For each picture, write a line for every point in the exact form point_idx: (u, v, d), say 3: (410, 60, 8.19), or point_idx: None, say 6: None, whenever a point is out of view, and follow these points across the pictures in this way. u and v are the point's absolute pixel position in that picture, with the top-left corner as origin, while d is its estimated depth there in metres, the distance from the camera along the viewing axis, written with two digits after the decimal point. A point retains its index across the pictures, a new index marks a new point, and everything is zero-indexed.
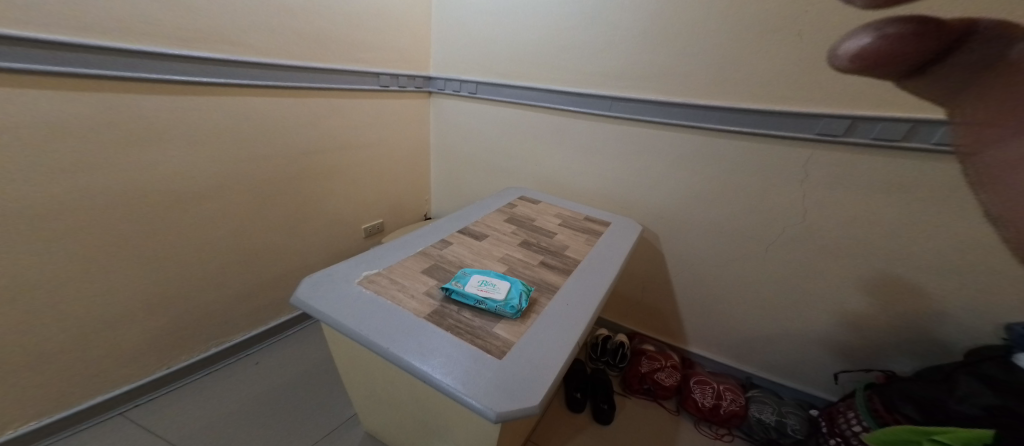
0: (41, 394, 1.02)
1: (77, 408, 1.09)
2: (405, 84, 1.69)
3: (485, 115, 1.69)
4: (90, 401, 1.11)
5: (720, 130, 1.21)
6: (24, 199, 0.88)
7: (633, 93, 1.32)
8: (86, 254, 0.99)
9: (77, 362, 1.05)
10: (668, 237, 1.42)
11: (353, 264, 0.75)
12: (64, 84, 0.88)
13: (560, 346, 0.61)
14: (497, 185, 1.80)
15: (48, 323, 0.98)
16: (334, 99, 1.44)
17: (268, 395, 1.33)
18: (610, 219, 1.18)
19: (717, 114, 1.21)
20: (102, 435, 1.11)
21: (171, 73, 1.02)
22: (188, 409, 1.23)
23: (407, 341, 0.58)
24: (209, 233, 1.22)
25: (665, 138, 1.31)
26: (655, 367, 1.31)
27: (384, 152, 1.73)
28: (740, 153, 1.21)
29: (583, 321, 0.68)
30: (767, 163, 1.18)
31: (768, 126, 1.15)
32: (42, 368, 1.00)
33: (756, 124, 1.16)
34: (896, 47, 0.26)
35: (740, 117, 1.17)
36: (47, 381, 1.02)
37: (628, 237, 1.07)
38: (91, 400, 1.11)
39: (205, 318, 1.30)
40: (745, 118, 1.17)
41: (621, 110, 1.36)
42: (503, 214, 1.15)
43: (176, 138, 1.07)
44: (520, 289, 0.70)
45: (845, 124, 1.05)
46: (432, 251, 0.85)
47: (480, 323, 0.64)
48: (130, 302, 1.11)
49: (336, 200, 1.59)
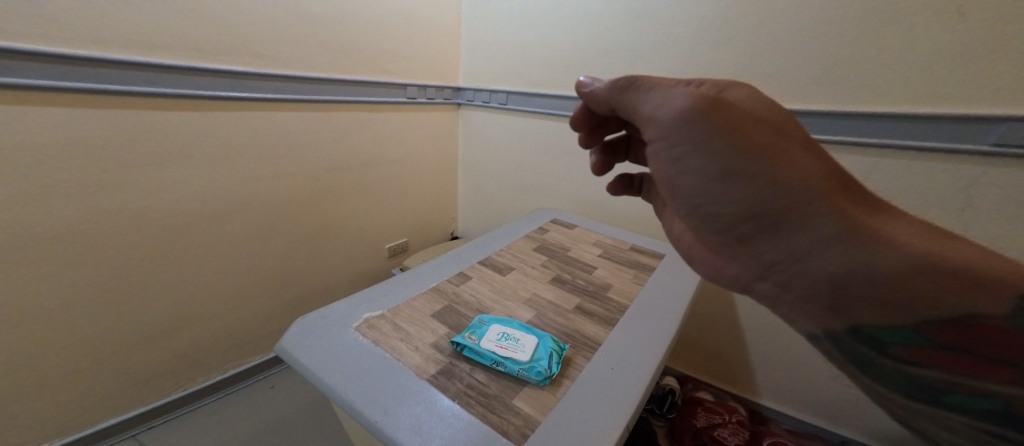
0: (58, 416, 0.99)
1: (92, 429, 1.06)
2: (433, 95, 1.62)
3: (515, 128, 1.58)
4: (105, 422, 1.08)
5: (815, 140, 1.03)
6: (50, 218, 0.87)
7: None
8: (109, 274, 0.98)
9: (95, 383, 1.03)
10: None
11: (355, 304, 0.72)
12: (80, 101, 0.85)
13: (591, 428, 0.51)
14: (527, 204, 1.67)
15: (70, 344, 0.96)
16: (359, 113, 1.38)
17: (282, 424, 1.25)
18: (661, 250, 1.02)
19: None
20: None
21: (196, 88, 0.99)
22: (201, 434, 1.17)
23: (405, 412, 0.51)
24: (230, 252, 1.18)
25: None
26: (714, 422, 1.09)
27: (410, 168, 1.66)
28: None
29: (632, 401, 0.56)
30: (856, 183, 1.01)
31: (844, 132, 1.00)
32: (61, 389, 0.98)
33: (830, 128, 1.02)
34: (622, 185, 0.66)
35: (822, 124, 1.02)
36: (66, 403, 1.00)
37: (687, 275, 0.90)
38: (107, 422, 1.08)
39: (224, 339, 1.26)
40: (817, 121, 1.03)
41: None
42: (533, 241, 1.02)
43: (198, 156, 1.04)
44: (548, 346, 0.62)
45: (953, 129, 0.89)
46: (446, 287, 0.79)
47: (496, 389, 0.56)
48: (152, 323, 1.09)
49: (361, 218, 1.54)
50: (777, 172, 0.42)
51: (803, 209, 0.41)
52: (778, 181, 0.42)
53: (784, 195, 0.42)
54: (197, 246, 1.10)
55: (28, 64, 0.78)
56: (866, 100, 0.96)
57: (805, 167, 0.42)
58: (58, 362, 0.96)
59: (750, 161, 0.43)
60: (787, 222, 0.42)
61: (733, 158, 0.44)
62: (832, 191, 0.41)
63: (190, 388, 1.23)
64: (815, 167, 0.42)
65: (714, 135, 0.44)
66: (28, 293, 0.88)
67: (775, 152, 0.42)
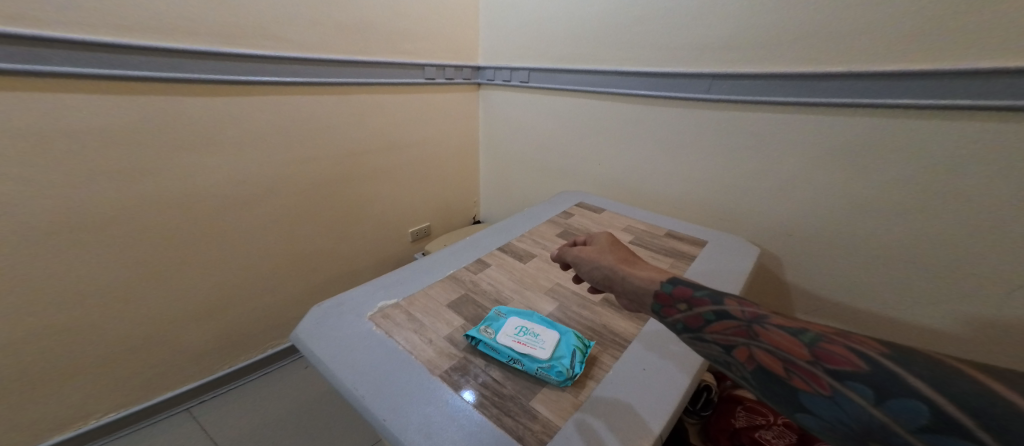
0: (114, 390, 1.05)
1: (149, 402, 1.12)
2: (452, 75, 1.56)
3: (539, 107, 1.51)
4: (160, 396, 1.14)
5: (893, 106, 0.84)
6: (95, 203, 0.89)
7: (739, 68, 1.02)
8: (150, 258, 1.00)
9: (145, 361, 1.08)
10: (790, 258, 1.09)
11: (370, 291, 0.70)
12: (112, 88, 0.86)
13: (614, 434, 0.47)
14: (553, 187, 1.60)
15: (119, 323, 1.00)
16: (378, 95, 1.34)
17: (314, 404, 1.26)
18: (701, 236, 0.94)
19: (852, 84, 0.88)
20: (168, 431, 1.13)
21: (218, 73, 0.98)
22: (239, 413, 1.21)
23: (414, 412, 0.49)
24: (260, 237, 1.19)
25: (793, 123, 0.98)
26: (755, 423, 0.91)
27: (431, 152, 1.62)
28: (880, 144, 0.88)
29: (670, 407, 0.51)
30: (968, 168, 0.80)
31: (926, 96, 0.81)
32: (114, 366, 1.03)
33: (911, 92, 0.83)
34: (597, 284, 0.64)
35: (938, 88, 0.80)
36: (120, 378, 1.05)
37: (743, 267, 0.80)
38: (161, 396, 1.14)
39: (259, 322, 1.29)
40: (894, 86, 0.84)
41: (721, 92, 1.06)
42: (557, 226, 0.97)
43: (225, 140, 1.04)
44: (571, 343, 0.58)
45: None
46: (464, 275, 0.76)
47: (513, 390, 0.53)
48: (193, 306, 1.12)
49: (384, 203, 1.52)
50: (595, 261, 0.64)
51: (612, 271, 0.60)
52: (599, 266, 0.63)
53: (602, 266, 0.62)
54: (228, 231, 1.12)
55: (63, 54, 0.79)
56: (965, 56, 0.77)
57: (606, 255, 0.63)
58: (110, 341, 1.00)
59: (585, 258, 0.66)
60: (611, 275, 0.60)
61: (581, 260, 0.66)
62: (623, 261, 0.61)
63: (227, 369, 1.26)
64: (612, 253, 0.64)
65: (575, 259, 0.67)
66: (79, 276, 0.92)
67: (591, 253, 0.65)
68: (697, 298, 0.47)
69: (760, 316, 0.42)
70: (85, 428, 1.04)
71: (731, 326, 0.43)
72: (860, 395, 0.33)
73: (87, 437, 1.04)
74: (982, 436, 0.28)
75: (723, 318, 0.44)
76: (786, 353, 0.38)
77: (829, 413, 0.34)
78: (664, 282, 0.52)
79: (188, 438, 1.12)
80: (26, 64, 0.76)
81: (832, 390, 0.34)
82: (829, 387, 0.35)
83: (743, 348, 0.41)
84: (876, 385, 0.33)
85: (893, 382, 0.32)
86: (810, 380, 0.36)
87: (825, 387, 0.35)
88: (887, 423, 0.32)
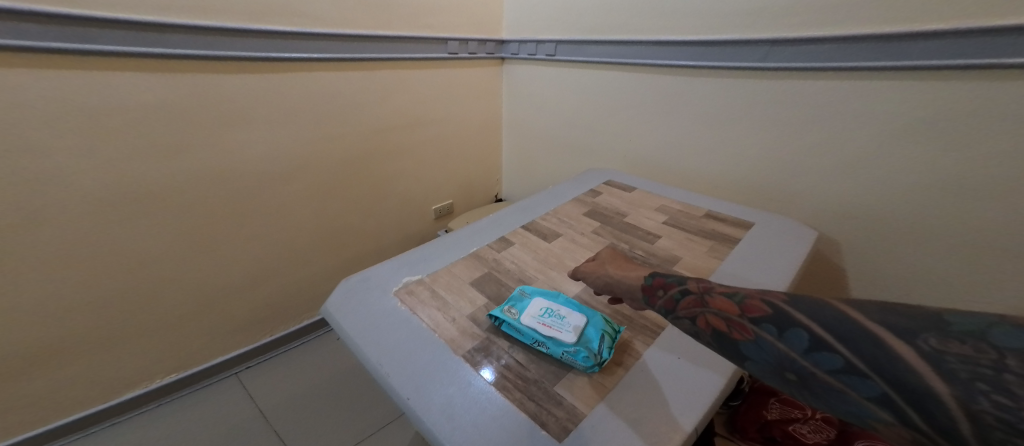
0: (167, 356, 1.12)
1: (199, 367, 1.19)
2: (476, 50, 1.51)
3: (567, 82, 1.45)
4: (209, 362, 1.21)
5: (984, 66, 0.73)
6: (142, 178, 0.92)
7: (798, 33, 0.92)
8: (195, 232, 1.04)
9: (193, 329, 1.13)
10: (842, 240, 1.01)
11: (395, 267, 0.70)
12: (152, 66, 0.87)
13: (645, 428, 0.45)
14: (580, 165, 1.54)
15: (168, 294, 1.05)
16: (402, 71, 1.32)
17: (347, 374, 1.30)
18: (746, 217, 0.88)
19: (936, 42, 0.77)
20: (217, 394, 1.20)
21: (249, 50, 0.98)
22: (277, 382, 1.26)
23: (435, 392, 0.48)
24: (291, 214, 1.21)
25: (853, 92, 0.88)
26: (788, 417, 0.83)
27: (455, 129, 1.59)
28: (961, 117, 0.78)
29: (705, 401, 0.48)
30: None
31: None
32: (165, 333, 1.09)
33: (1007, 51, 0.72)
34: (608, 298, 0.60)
35: None
36: (172, 344, 1.11)
37: (789, 252, 0.75)
38: (210, 362, 1.21)
39: (293, 295, 1.33)
40: (987, 45, 0.73)
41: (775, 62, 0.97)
42: (583, 204, 0.93)
43: (257, 118, 1.05)
44: (599, 327, 0.55)
45: None
46: (488, 254, 0.74)
47: (538, 373, 0.52)
48: (233, 279, 1.16)
49: (408, 180, 1.51)
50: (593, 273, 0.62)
51: (609, 282, 0.58)
52: (598, 279, 0.61)
53: (601, 278, 0.59)
54: (263, 206, 1.14)
55: (108, 34, 0.80)
56: None
57: (603, 266, 0.61)
58: (162, 310, 1.06)
59: (585, 274, 0.63)
60: (610, 283, 0.58)
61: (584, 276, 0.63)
62: (619, 270, 0.59)
63: (268, 338, 1.32)
64: (608, 265, 0.62)
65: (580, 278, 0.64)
66: (131, 248, 0.96)
67: (590, 268, 0.63)
68: (668, 283, 0.48)
69: (708, 287, 0.43)
70: (144, 389, 1.11)
71: (684, 299, 0.44)
72: (766, 333, 0.35)
73: (147, 398, 1.12)
74: (842, 348, 0.30)
75: (680, 294, 0.45)
76: (721, 311, 0.39)
77: (752, 356, 0.35)
78: (647, 277, 0.52)
79: (231, 404, 1.17)
80: (77, 44, 0.77)
81: (753, 333, 0.35)
82: (750, 331, 0.36)
83: (694, 317, 0.41)
84: (774, 320, 0.34)
85: (786, 315, 0.34)
86: (736, 329, 0.37)
87: (745, 331, 0.36)
88: (786, 352, 0.33)
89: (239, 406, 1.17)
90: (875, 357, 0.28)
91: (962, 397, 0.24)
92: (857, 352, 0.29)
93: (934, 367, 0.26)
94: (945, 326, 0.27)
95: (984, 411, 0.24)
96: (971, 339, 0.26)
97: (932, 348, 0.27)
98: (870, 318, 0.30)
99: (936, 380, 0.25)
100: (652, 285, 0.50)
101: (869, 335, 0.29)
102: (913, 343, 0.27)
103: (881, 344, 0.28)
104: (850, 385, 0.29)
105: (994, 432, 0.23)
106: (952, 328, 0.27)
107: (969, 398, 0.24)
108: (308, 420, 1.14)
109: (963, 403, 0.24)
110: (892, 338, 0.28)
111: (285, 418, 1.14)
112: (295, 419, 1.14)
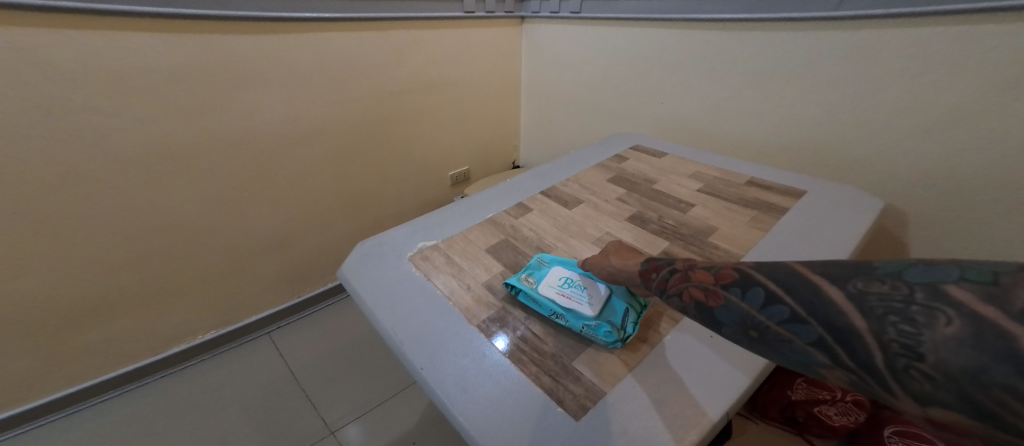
0: (202, 315, 1.16)
1: (234, 327, 1.24)
2: (494, 8, 1.43)
3: (593, 42, 1.36)
4: (241, 322, 1.25)
5: None
6: (168, 142, 0.92)
7: None
8: (220, 197, 1.05)
9: (224, 291, 1.17)
10: (894, 210, 0.93)
11: (410, 232, 0.68)
12: (168, 27, 0.85)
13: (671, 410, 0.42)
14: (604, 131, 1.48)
15: (199, 257, 1.08)
16: (417, 31, 1.26)
17: (371, 337, 1.33)
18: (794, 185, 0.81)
19: None
20: (250, 352, 1.25)
21: (262, 10, 0.95)
22: (304, 342, 1.29)
23: (445, 363, 0.47)
24: (311, 179, 1.21)
25: (925, 45, 0.78)
26: (815, 397, 0.75)
27: (471, 93, 1.54)
28: None
29: (737, 386, 0.44)
30: None
31: None
32: (198, 294, 1.12)
33: None
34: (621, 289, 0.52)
35: None
36: (205, 305, 1.15)
37: (839, 223, 0.68)
38: (244, 321, 1.25)
39: (315, 259, 1.35)
40: None
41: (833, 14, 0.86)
42: (607, 170, 0.88)
43: (274, 80, 1.03)
44: (623, 301, 0.52)
45: None
46: (505, 219, 0.71)
47: (556, 346, 0.49)
48: (259, 242, 1.18)
49: (426, 146, 1.48)
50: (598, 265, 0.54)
51: (614, 275, 0.50)
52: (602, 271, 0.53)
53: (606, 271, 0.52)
54: (283, 171, 1.14)
55: None
56: None
57: (606, 256, 0.53)
58: (194, 272, 1.09)
59: (590, 266, 0.55)
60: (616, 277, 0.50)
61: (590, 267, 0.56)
62: (623, 259, 0.51)
63: (293, 300, 1.35)
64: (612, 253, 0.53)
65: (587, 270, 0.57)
66: (162, 211, 0.98)
67: (595, 258, 0.55)
68: (660, 265, 0.43)
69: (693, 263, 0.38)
70: (183, 346, 1.16)
71: (672, 278, 0.39)
72: (732, 296, 0.31)
73: (185, 354, 1.17)
74: (789, 299, 0.27)
75: (670, 273, 0.40)
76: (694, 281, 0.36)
77: (723, 321, 0.32)
78: (642, 263, 0.46)
79: (264, 362, 1.22)
80: (93, 3, 0.75)
81: (723, 298, 0.32)
82: (721, 297, 0.32)
83: (677, 294, 0.37)
84: (738, 281, 0.31)
85: (749, 274, 0.31)
86: (710, 298, 0.33)
87: (717, 297, 0.33)
88: (748, 311, 0.30)
89: (270, 364, 1.21)
90: (811, 303, 0.26)
91: (874, 329, 0.23)
92: (801, 301, 0.27)
93: (856, 305, 0.24)
94: (870, 270, 0.26)
95: (891, 340, 0.23)
96: (890, 278, 0.24)
97: (857, 290, 0.25)
98: (813, 270, 0.27)
99: (856, 317, 0.24)
100: (646, 269, 0.44)
101: (805, 280, 0.27)
102: (841, 286, 0.26)
103: (818, 291, 0.26)
104: (794, 333, 0.27)
105: (899, 359, 0.22)
106: (876, 271, 0.25)
107: (880, 330, 0.23)
108: (335, 379, 1.18)
109: (876, 335, 0.23)
110: (824, 283, 0.26)
111: (313, 377, 1.18)
112: (323, 378, 1.18)
